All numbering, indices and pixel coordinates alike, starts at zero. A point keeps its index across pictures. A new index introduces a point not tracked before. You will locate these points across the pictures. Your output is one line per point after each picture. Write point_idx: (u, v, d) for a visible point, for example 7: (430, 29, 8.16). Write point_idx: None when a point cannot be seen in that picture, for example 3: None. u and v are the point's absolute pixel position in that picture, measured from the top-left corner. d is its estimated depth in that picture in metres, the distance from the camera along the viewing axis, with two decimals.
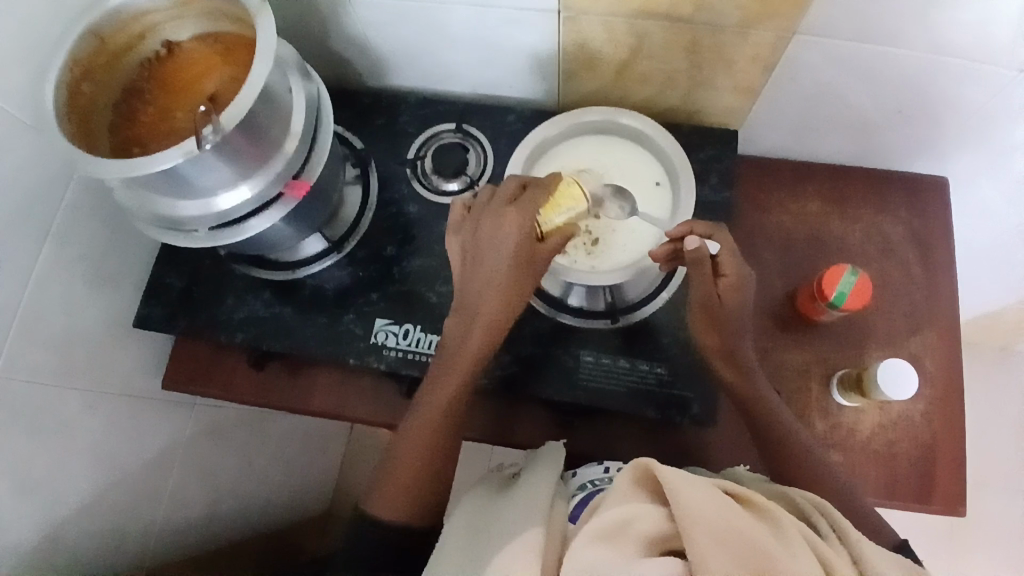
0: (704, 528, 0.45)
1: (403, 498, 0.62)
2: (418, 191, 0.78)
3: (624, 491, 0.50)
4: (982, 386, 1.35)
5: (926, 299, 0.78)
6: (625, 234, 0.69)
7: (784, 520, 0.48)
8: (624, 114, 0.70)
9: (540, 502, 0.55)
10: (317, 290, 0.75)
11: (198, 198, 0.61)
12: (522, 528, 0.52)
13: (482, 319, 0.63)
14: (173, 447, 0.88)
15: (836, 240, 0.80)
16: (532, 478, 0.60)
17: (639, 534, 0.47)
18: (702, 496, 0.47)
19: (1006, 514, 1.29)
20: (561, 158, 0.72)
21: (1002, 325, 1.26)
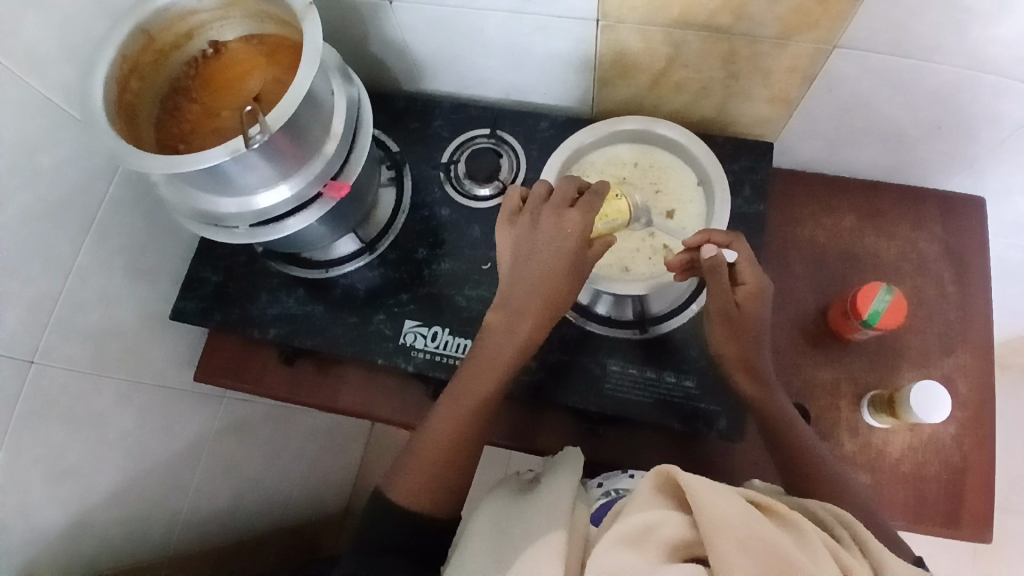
0: (725, 535, 0.45)
1: (423, 493, 0.61)
2: (450, 195, 0.79)
3: (648, 497, 0.50)
4: (1012, 407, 1.32)
5: (961, 320, 0.76)
6: (669, 238, 0.69)
7: (807, 530, 0.47)
8: (657, 121, 0.70)
9: (564, 504, 0.55)
10: (348, 289, 0.76)
11: (242, 196, 0.62)
12: (546, 531, 0.52)
13: (523, 319, 0.62)
14: (200, 437, 0.90)
15: (870, 256, 0.79)
16: (556, 479, 0.60)
17: (661, 540, 0.47)
18: (725, 501, 0.47)
19: None
20: (595, 167, 0.72)
21: None
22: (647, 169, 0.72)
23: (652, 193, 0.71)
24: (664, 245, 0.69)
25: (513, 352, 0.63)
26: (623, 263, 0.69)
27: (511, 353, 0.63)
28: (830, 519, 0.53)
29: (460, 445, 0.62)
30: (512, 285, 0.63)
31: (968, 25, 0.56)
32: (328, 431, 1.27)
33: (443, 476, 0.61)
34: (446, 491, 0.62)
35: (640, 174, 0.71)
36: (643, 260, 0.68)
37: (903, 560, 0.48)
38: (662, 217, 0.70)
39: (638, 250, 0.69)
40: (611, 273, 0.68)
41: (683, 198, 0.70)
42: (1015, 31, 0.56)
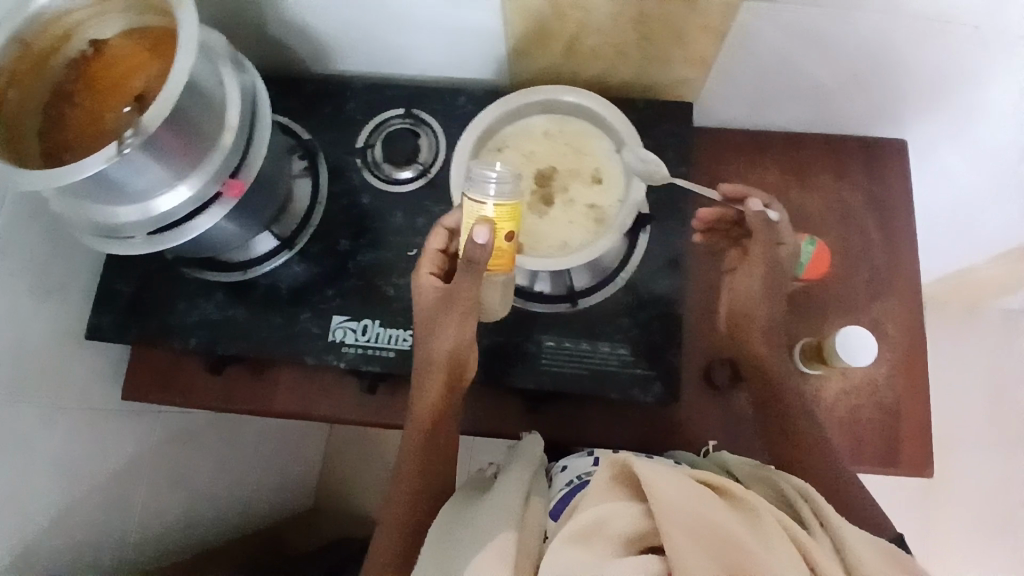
0: (678, 522, 0.45)
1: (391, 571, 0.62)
2: (369, 181, 0.76)
3: (604, 489, 0.49)
4: (951, 343, 1.38)
5: (888, 263, 0.77)
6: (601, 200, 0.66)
7: (762, 512, 0.48)
8: (553, 87, 0.67)
9: (514, 503, 0.55)
10: (270, 288, 0.73)
11: (140, 202, 0.58)
12: (495, 532, 0.52)
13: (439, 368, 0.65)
14: (141, 456, 0.87)
15: (795, 208, 0.80)
16: (512, 474, 0.60)
17: (615, 533, 0.47)
18: (679, 491, 0.47)
19: (973, 466, 1.34)
20: (509, 143, 0.67)
21: (972, 284, 1.28)
22: (566, 139, 0.67)
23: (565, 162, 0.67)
24: (593, 205, 0.65)
25: (439, 400, 0.66)
26: (561, 239, 0.65)
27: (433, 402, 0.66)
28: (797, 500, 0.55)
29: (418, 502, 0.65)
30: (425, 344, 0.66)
31: None
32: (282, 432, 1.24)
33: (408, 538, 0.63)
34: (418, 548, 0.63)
35: (556, 147, 0.68)
36: (578, 230, 0.65)
37: (859, 534, 0.50)
38: (586, 180, 0.66)
39: (572, 219, 0.65)
40: (551, 253, 0.65)
41: (600, 156, 0.67)
42: None
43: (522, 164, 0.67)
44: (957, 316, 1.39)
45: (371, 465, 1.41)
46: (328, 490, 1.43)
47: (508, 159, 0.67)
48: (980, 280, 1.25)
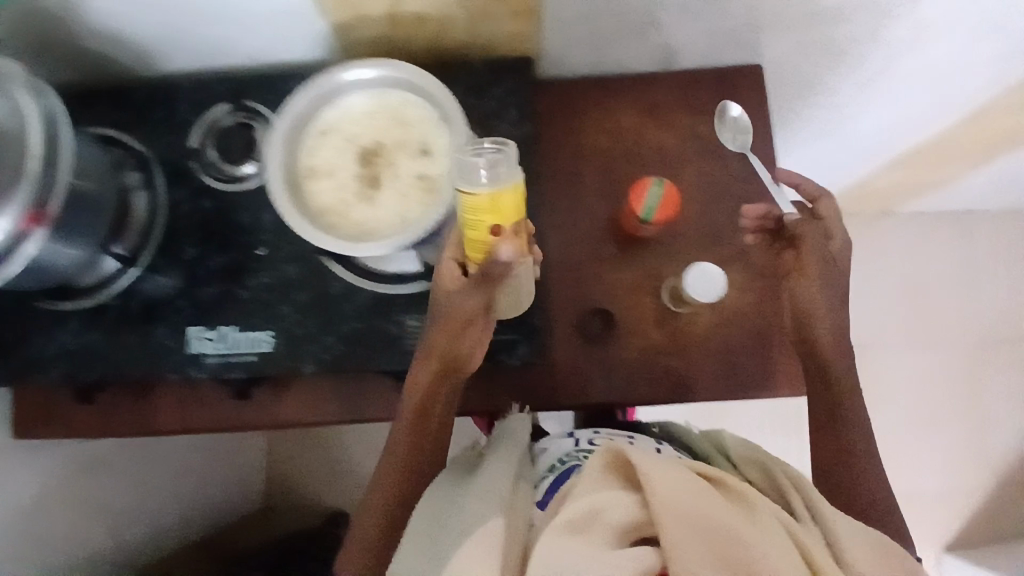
0: (675, 513, 0.48)
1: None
2: (208, 183, 0.74)
3: (596, 478, 0.51)
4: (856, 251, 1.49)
5: (750, 193, 0.77)
6: (431, 167, 0.61)
7: (758, 503, 0.51)
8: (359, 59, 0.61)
9: (501, 491, 0.55)
10: (125, 307, 0.72)
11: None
12: (484, 517, 0.52)
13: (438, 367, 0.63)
14: (48, 491, 0.88)
15: (653, 150, 0.79)
16: (502, 458, 0.61)
17: (609, 524, 0.48)
18: (675, 482, 0.49)
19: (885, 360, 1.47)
20: (326, 134, 0.63)
21: (874, 194, 1.32)
22: (384, 114, 0.63)
23: (391, 135, 0.63)
24: (423, 175, 0.61)
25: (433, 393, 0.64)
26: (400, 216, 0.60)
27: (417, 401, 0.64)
28: (790, 487, 0.59)
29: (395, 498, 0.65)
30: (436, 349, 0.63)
31: None
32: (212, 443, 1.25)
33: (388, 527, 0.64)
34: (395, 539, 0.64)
35: (380, 121, 0.63)
36: (415, 202, 0.60)
37: (854, 523, 0.53)
38: (416, 151, 0.62)
39: (405, 194, 0.61)
40: (392, 232, 0.60)
41: (426, 122, 0.62)
42: None
43: (346, 145, 0.63)
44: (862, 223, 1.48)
45: (317, 454, 1.52)
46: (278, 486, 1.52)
47: (327, 149, 0.62)
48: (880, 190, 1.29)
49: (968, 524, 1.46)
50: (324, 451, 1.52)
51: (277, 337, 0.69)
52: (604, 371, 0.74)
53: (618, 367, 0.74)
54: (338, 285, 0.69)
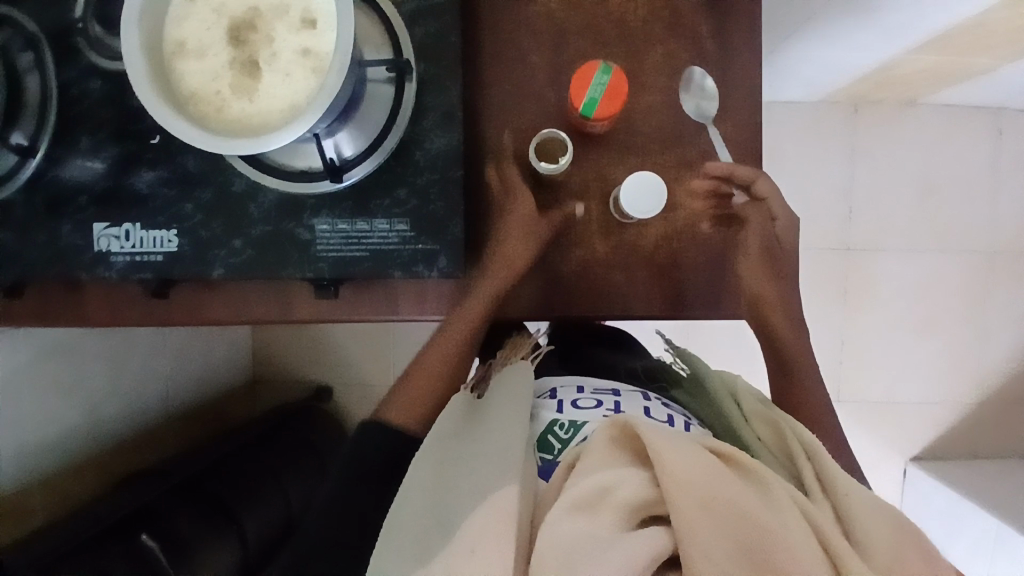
0: (684, 491, 0.47)
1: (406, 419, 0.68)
2: (95, 62, 0.66)
3: (608, 454, 0.52)
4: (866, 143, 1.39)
5: (719, 84, 0.68)
6: (317, 42, 0.53)
7: (770, 484, 0.49)
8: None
9: (516, 455, 0.54)
10: (26, 203, 0.67)
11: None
12: (500, 485, 0.51)
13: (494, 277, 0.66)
14: (8, 379, 0.91)
15: (614, 26, 0.67)
16: (507, 416, 0.59)
17: (620, 501, 0.48)
18: (687, 462, 0.49)
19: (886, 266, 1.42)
20: (189, 7, 0.53)
21: (897, 76, 1.19)
22: None
23: (266, 2, 0.53)
24: (307, 50, 0.53)
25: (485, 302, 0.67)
26: (288, 98, 0.52)
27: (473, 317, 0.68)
28: (797, 447, 0.58)
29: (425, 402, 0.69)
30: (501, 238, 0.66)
31: None
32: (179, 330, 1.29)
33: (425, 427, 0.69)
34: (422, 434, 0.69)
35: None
36: (302, 81, 0.52)
37: (868, 498, 0.52)
38: (298, 23, 0.53)
39: (288, 73, 0.52)
40: (282, 118, 0.52)
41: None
42: None
43: (216, 17, 0.53)
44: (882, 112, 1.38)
45: (300, 340, 1.56)
46: (266, 368, 1.59)
47: (194, 26, 0.53)
48: (904, 71, 1.15)
49: (948, 431, 1.45)
50: (304, 336, 1.56)
51: (182, 238, 0.65)
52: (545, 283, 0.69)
53: (554, 280, 0.68)
54: (246, 182, 0.64)
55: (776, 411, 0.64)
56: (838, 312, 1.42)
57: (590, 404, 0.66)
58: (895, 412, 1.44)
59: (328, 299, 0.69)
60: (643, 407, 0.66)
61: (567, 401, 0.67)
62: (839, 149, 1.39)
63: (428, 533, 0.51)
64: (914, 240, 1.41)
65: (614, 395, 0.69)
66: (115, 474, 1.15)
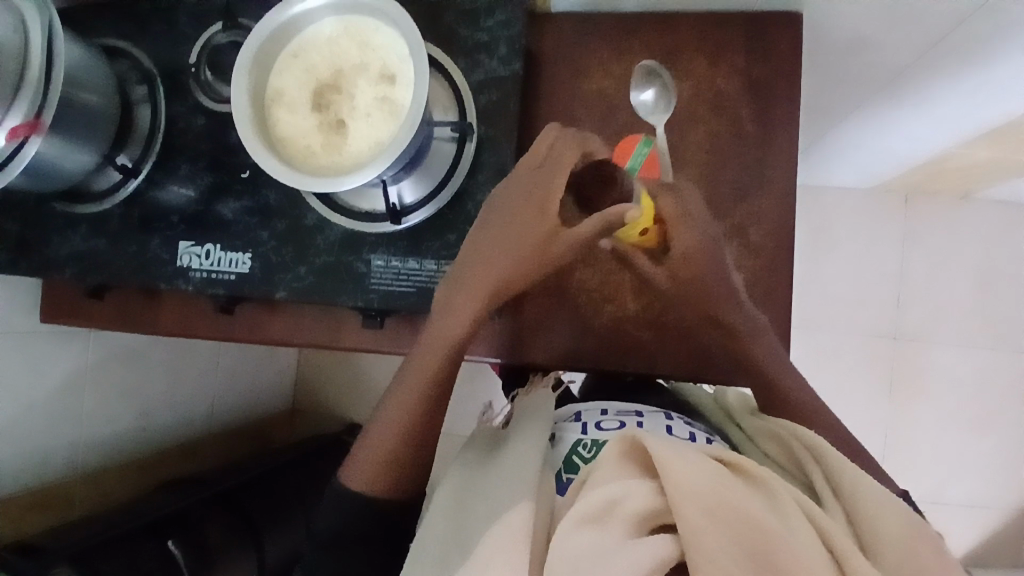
0: (691, 501, 0.42)
1: (376, 473, 0.59)
2: (202, 102, 0.77)
3: (614, 466, 0.46)
4: (917, 227, 1.39)
5: (759, 160, 0.72)
6: (393, 95, 0.61)
7: (778, 489, 0.44)
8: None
9: (530, 473, 0.50)
10: (127, 218, 0.77)
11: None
12: (509, 506, 0.47)
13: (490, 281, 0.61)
14: (77, 375, 1.01)
15: (660, 103, 0.73)
16: (525, 439, 0.56)
17: (628, 513, 0.43)
18: (694, 468, 0.43)
19: (936, 356, 1.37)
20: (286, 69, 0.63)
21: (951, 167, 1.20)
22: (341, 47, 0.62)
23: (350, 64, 0.62)
24: (384, 100, 0.61)
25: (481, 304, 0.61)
26: (369, 141, 0.60)
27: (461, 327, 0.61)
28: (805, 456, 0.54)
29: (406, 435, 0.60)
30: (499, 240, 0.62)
31: None
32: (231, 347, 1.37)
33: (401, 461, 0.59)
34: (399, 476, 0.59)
35: (340, 49, 0.62)
36: (381, 125, 0.60)
37: (879, 492, 0.47)
38: (377, 78, 0.61)
39: (367, 119, 0.60)
40: (365, 158, 0.60)
41: (386, 48, 0.62)
42: None
43: (307, 77, 0.62)
44: (937, 197, 1.38)
45: (340, 372, 1.62)
46: (305, 397, 1.65)
47: (289, 85, 0.62)
48: (958, 163, 1.17)
49: (998, 539, 1.35)
50: (344, 368, 1.62)
51: (254, 260, 0.73)
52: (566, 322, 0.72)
53: (569, 329, 0.72)
54: (316, 217, 0.72)
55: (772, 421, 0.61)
56: (883, 400, 1.38)
57: (614, 425, 0.61)
58: (942, 513, 1.36)
59: (374, 330, 0.75)
60: (665, 425, 0.62)
61: (590, 423, 0.62)
62: (890, 234, 1.39)
63: (446, 557, 0.49)
64: (968, 331, 1.37)
65: (636, 415, 0.64)
66: (155, 480, 1.21)
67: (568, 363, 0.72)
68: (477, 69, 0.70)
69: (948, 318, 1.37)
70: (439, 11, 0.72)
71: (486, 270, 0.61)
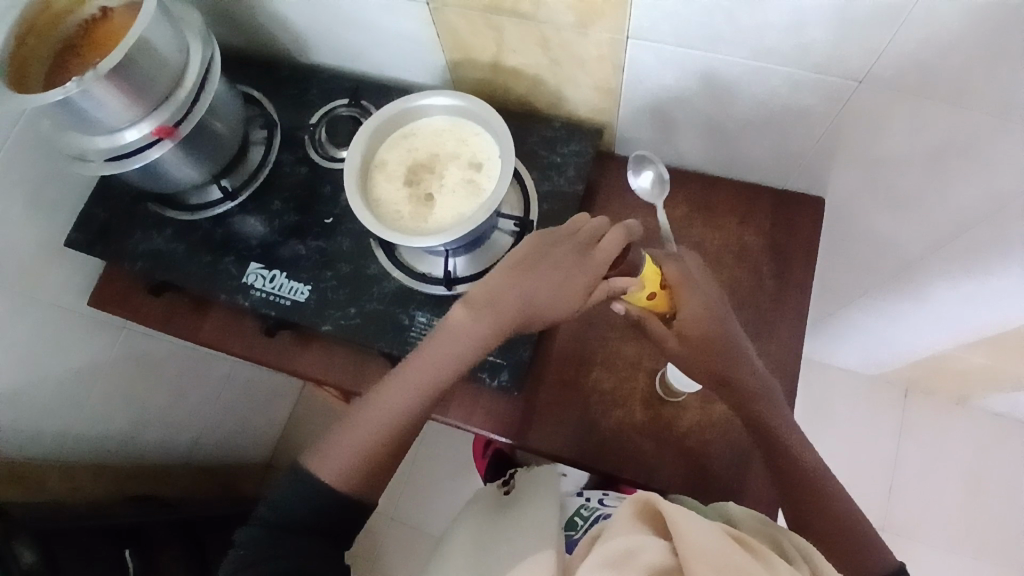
0: (703, 561, 0.46)
1: (350, 469, 0.62)
2: (310, 156, 0.90)
3: (629, 524, 0.51)
4: (915, 422, 1.43)
5: (773, 310, 0.81)
6: (476, 182, 0.72)
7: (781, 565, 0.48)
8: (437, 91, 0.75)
9: (550, 528, 0.58)
10: (209, 231, 0.87)
11: (110, 133, 0.73)
12: (537, 551, 0.54)
13: (505, 317, 0.64)
14: (96, 362, 1.05)
15: (694, 244, 0.84)
16: (540, 502, 0.64)
17: (644, 564, 0.47)
18: (704, 532, 0.48)
19: (924, 560, 1.34)
20: (393, 145, 0.76)
21: (949, 369, 1.28)
22: (442, 138, 0.75)
23: (446, 152, 0.75)
24: (468, 185, 0.72)
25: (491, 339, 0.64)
26: (449, 214, 0.71)
27: (467, 352, 0.64)
28: (796, 558, 0.54)
29: (386, 439, 0.63)
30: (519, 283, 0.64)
31: (739, 15, 0.61)
32: (237, 376, 1.40)
33: (375, 462, 0.62)
34: (370, 476, 0.62)
35: (441, 139, 0.75)
36: (461, 204, 0.71)
37: None
38: (465, 166, 0.73)
39: (452, 196, 0.72)
40: (443, 227, 0.70)
41: (478, 145, 0.74)
42: (780, 16, 0.60)
43: (408, 155, 0.75)
44: (935, 398, 1.44)
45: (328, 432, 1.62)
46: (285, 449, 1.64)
47: (392, 157, 0.75)
48: (954, 366, 1.25)
49: None
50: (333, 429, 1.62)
51: (311, 293, 0.81)
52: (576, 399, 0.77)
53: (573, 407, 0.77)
54: (377, 268, 0.81)
55: (775, 529, 0.59)
56: None
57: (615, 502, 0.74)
58: None
59: None
60: None
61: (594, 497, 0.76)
62: (887, 423, 1.44)
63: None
64: (957, 539, 1.35)
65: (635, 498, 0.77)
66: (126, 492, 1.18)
67: (573, 453, 0.75)
68: (546, 181, 0.83)
69: (938, 521, 1.37)
70: (525, 131, 0.87)
71: (502, 307, 0.64)
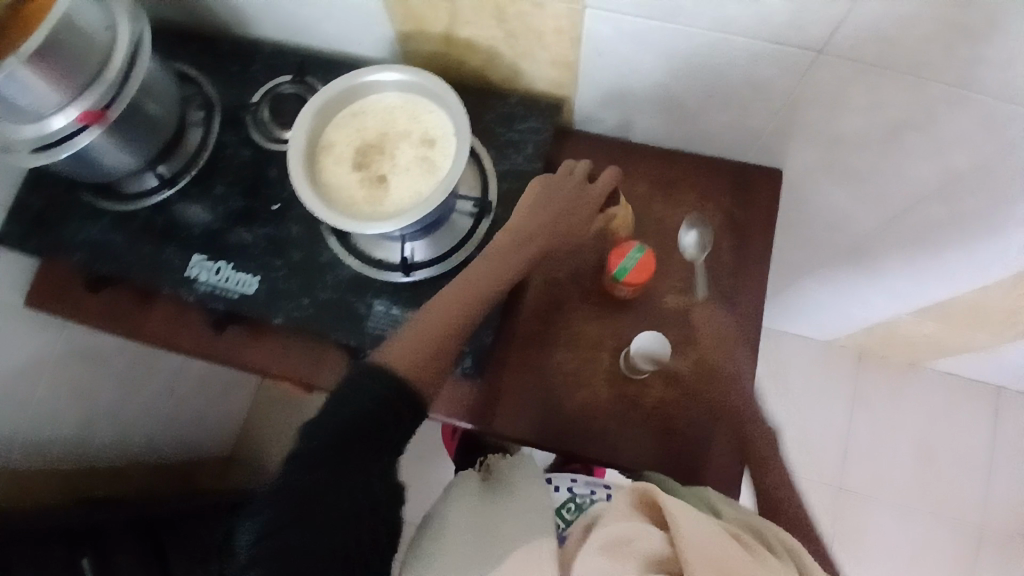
0: (699, 555, 0.47)
1: (422, 358, 0.60)
2: (252, 137, 0.84)
3: (626, 513, 0.51)
4: (871, 386, 1.49)
5: (735, 286, 0.81)
6: (430, 161, 0.69)
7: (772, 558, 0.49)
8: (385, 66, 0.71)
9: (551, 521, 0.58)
10: (148, 220, 0.82)
11: (35, 121, 0.67)
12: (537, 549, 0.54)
13: (560, 229, 0.72)
14: (36, 363, 0.99)
15: (656, 221, 0.83)
16: (530, 489, 0.63)
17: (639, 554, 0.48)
18: (701, 527, 0.48)
19: (877, 516, 1.41)
20: (340, 123, 0.71)
21: (904, 336, 1.32)
22: (393, 114, 0.71)
23: (397, 130, 0.71)
24: (422, 165, 0.69)
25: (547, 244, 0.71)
26: (404, 197, 0.68)
27: (526, 258, 0.69)
28: (773, 542, 0.54)
29: (450, 326, 0.63)
30: (547, 207, 0.71)
31: None
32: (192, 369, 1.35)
33: (440, 354, 0.62)
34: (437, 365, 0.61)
35: (391, 116, 0.71)
36: (416, 184, 0.68)
37: None
38: (418, 145, 0.70)
39: (405, 177, 0.69)
40: (397, 210, 0.67)
41: (431, 122, 0.71)
42: None
43: (357, 134, 0.71)
44: (890, 363, 1.49)
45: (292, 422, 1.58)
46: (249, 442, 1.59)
47: (340, 137, 0.71)
48: (908, 333, 1.30)
49: None
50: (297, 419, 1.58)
51: (261, 284, 0.77)
52: (544, 378, 0.77)
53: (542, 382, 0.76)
54: (330, 255, 0.77)
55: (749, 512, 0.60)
56: None
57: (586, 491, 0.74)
58: None
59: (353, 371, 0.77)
60: None
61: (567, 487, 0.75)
62: (845, 389, 1.49)
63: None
64: (908, 497, 1.43)
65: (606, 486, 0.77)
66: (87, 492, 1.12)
67: (541, 434, 0.74)
68: (504, 160, 0.80)
69: (890, 480, 1.43)
70: (483, 107, 0.83)
71: (546, 221, 0.71)
